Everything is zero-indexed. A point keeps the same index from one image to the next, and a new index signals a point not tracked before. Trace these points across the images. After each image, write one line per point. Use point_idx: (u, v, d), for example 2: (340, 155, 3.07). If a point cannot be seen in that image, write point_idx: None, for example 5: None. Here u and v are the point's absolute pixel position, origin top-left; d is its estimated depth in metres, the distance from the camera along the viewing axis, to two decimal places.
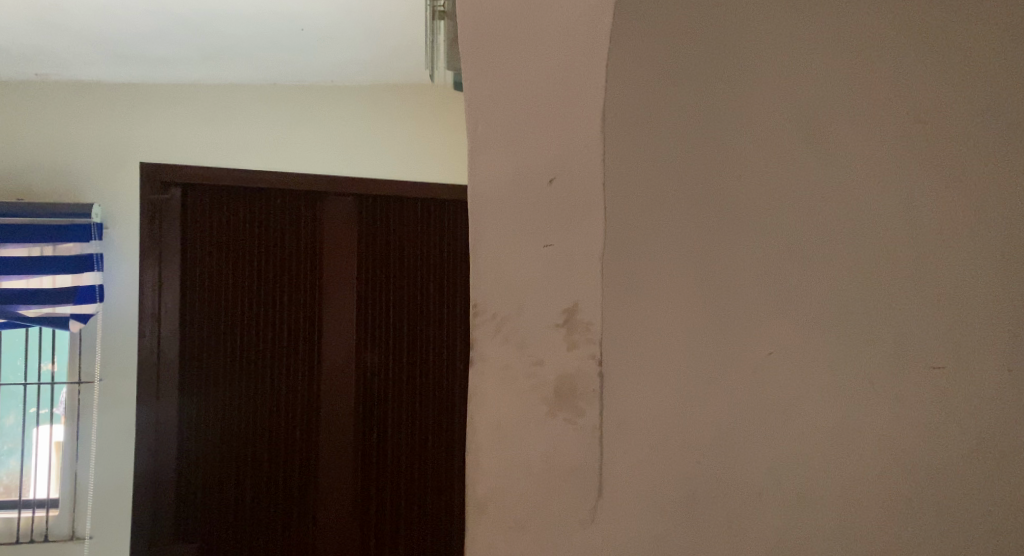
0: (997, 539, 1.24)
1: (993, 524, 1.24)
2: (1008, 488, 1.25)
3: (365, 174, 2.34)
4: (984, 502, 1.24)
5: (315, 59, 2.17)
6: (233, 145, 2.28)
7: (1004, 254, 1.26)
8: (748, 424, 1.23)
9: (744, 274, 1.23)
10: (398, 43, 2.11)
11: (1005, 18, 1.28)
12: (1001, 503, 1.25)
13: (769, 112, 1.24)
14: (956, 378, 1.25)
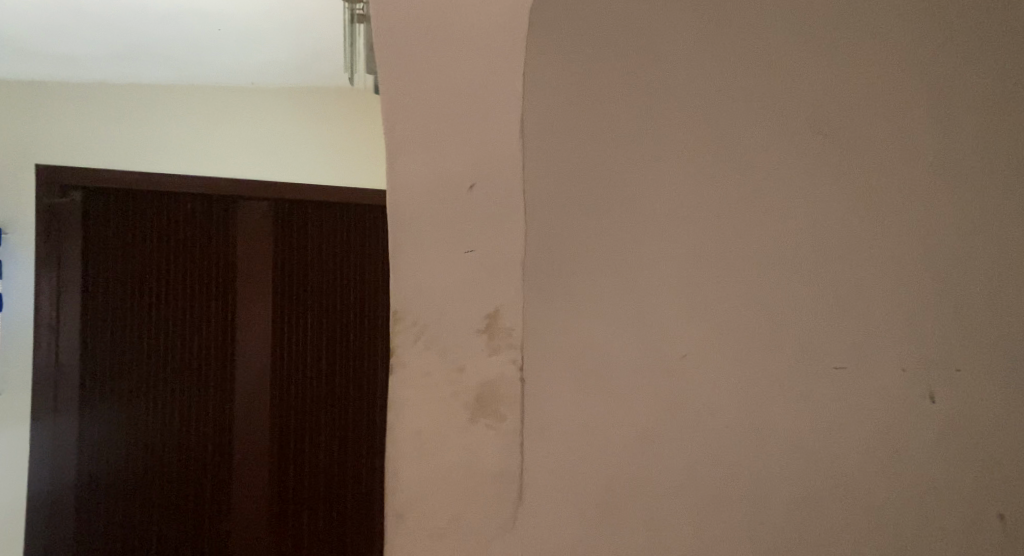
0: (905, 536, 1.27)
1: (901, 523, 1.27)
2: (914, 486, 1.28)
3: (283, 176, 2.28)
4: (892, 500, 1.27)
5: (227, 59, 2.12)
6: (143, 144, 2.20)
7: (910, 259, 1.29)
8: (665, 425, 1.24)
9: (662, 276, 1.25)
10: (318, 45, 2.07)
11: (912, 26, 1.30)
12: (909, 502, 1.28)
13: (686, 116, 1.27)
14: (863, 378, 1.27)
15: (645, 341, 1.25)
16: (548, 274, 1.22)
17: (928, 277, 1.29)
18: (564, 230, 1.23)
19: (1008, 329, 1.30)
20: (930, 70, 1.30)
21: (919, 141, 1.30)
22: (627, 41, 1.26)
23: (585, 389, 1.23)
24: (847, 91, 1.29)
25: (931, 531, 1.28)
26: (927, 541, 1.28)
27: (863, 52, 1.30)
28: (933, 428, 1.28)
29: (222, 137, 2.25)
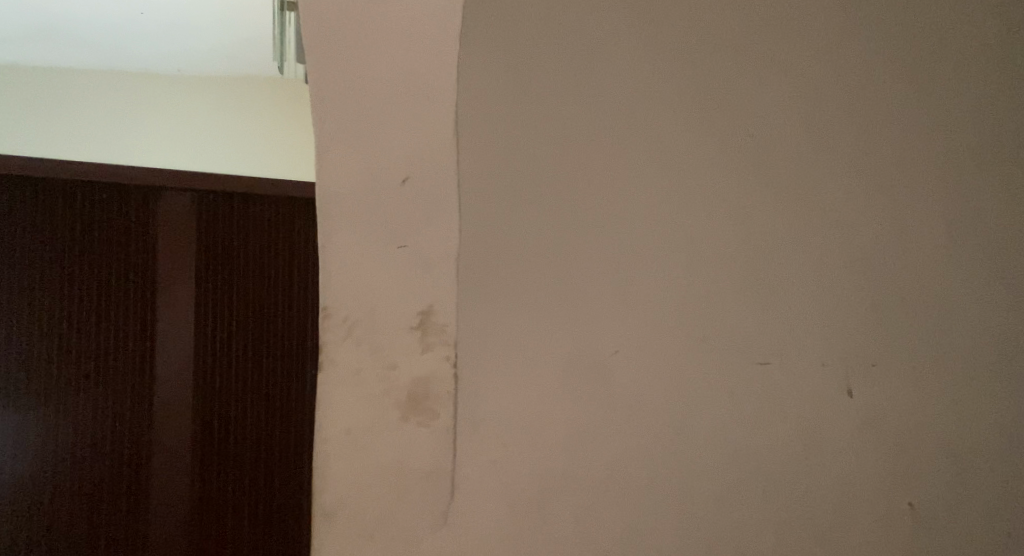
0: (831, 532, 1.29)
1: (824, 519, 1.29)
2: (836, 482, 1.29)
3: (212, 163, 2.21)
4: (816, 497, 1.29)
5: (150, 46, 2.07)
6: (64, 132, 2.15)
7: (839, 258, 1.31)
8: (596, 420, 1.24)
9: (592, 273, 1.25)
10: (248, 34, 2.02)
11: (841, 30, 1.33)
12: (832, 498, 1.29)
13: (619, 111, 1.27)
14: (786, 375, 1.29)
15: (577, 337, 1.25)
16: (481, 271, 1.22)
17: (855, 276, 1.31)
18: (498, 227, 1.23)
19: (931, 326, 1.32)
20: (855, 70, 1.33)
21: (843, 140, 1.33)
22: (564, 34, 1.26)
23: (516, 385, 1.23)
24: (775, 89, 1.31)
25: (853, 527, 1.29)
26: (848, 538, 1.29)
27: (792, 52, 1.32)
28: (854, 424, 1.30)
29: (150, 126, 2.20)
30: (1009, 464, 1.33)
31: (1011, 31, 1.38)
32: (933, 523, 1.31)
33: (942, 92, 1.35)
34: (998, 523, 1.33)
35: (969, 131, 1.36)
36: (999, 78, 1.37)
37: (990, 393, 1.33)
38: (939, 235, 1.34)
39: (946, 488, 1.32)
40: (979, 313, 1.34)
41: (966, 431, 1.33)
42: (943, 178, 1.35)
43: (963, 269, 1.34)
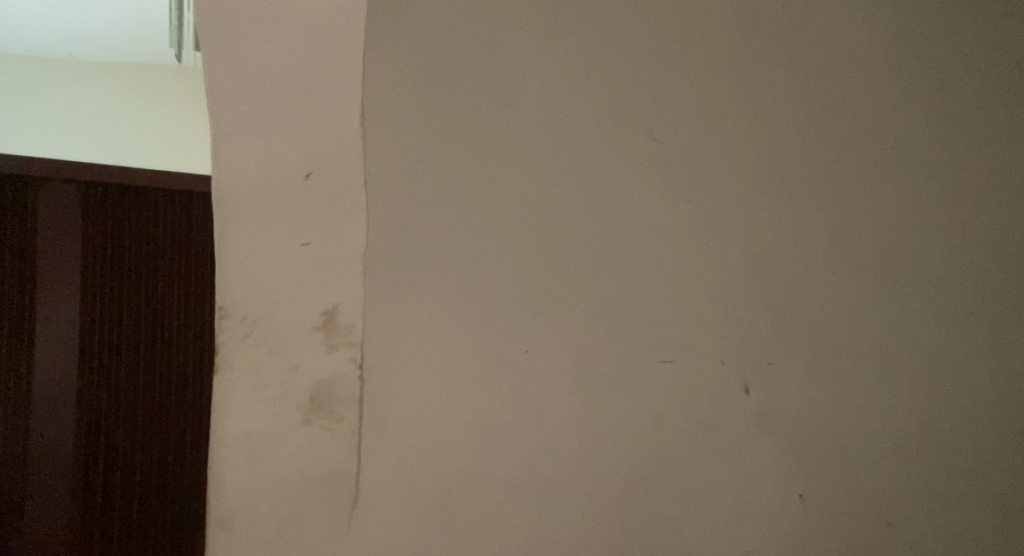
0: (735, 527, 1.30)
1: (727, 514, 1.30)
2: (738, 477, 1.31)
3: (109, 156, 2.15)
4: (719, 491, 1.30)
5: (40, 27, 2.00)
6: None
7: (740, 258, 1.34)
8: (505, 418, 1.24)
9: (499, 271, 1.25)
10: (145, 19, 1.98)
11: (739, 34, 1.37)
12: (734, 493, 1.31)
13: (528, 109, 1.28)
14: (690, 372, 1.30)
15: (484, 335, 1.24)
16: (385, 270, 1.21)
17: (755, 275, 1.34)
18: (404, 225, 1.22)
19: (825, 323, 1.36)
20: (754, 73, 1.37)
21: (742, 141, 1.36)
22: (472, 33, 1.26)
23: (423, 385, 1.21)
24: (679, 89, 1.34)
25: (754, 520, 1.31)
26: (751, 533, 1.31)
27: (695, 53, 1.35)
28: (753, 421, 1.32)
29: (42, 106, 2.13)
30: (901, 456, 1.37)
31: (895, 39, 1.45)
32: (833, 518, 1.34)
33: (835, 96, 1.40)
34: (892, 514, 1.36)
35: (859, 134, 1.41)
36: (886, 83, 1.43)
37: (881, 387, 1.38)
38: (832, 233, 1.38)
39: (844, 482, 1.35)
40: (871, 310, 1.39)
41: (860, 425, 1.36)
42: (836, 179, 1.39)
43: (856, 268, 1.39)
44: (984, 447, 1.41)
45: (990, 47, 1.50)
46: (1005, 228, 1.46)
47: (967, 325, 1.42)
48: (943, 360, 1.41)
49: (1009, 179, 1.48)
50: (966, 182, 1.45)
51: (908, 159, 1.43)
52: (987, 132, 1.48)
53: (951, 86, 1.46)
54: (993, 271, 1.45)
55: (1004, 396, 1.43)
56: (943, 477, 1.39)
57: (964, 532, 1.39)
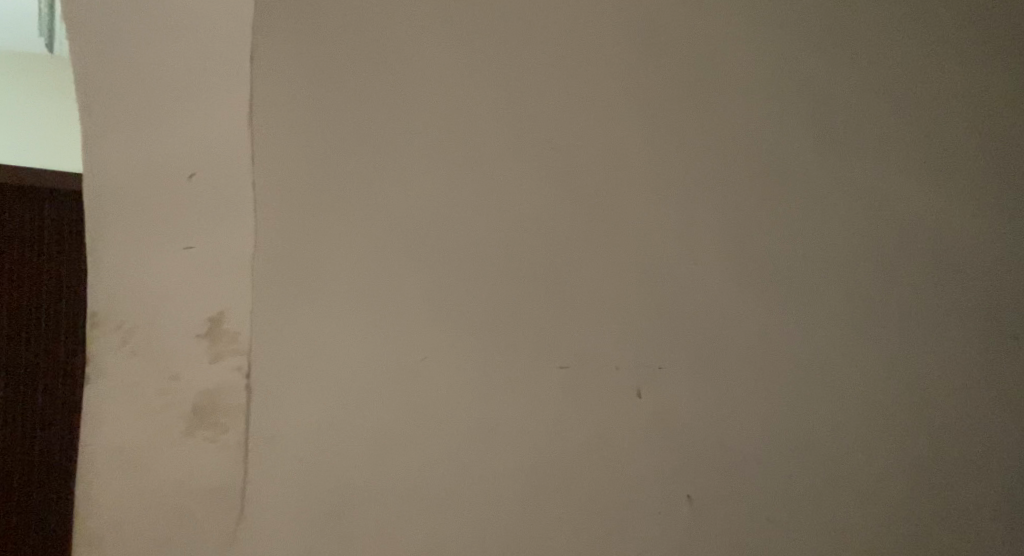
0: (632, 529, 1.29)
1: (622, 518, 1.29)
2: (634, 480, 1.31)
3: None
4: (615, 495, 1.29)
5: None
6: None
7: (634, 263, 1.35)
8: (399, 425, 1.21)
9: (393, 277, 1.22)
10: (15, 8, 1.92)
11: (629, 44, 1.40)
12: (629, 496, 1.30)
13: (423, 113, 1.27)
14: (586, 375, 1.30)
15: (378, 342, 1.21)
16: (274, 276, 1.18)
17: (648, 280, 1.35)
18: (294, 231, 1.19)
19: (716, 328, 1.38)
20: (645, 83, 1.40)
21: (633, 148, 1.37)
22: (365, 36, 1.25)
23: (314, 394, 1.18)
24: (570, 96, 1.35)
25: (650, 523, 1.30)
26: (644, 537, 1.30)
27: (587, 62, 1.37)
28: (646, 424, 1.32)
29: None
30: (790, 457, 1.40)
31: (775, 56, 1.50)
32: (723, 519, 1.34)
33: (720, 109, 1.45)
34: (780, 515, 1.38)
35: (745, 146, 1.45)
36: (768, 96, 1.49)
37: (768, 389, 1.40)
38: (719, 239, 1.41)
39: (734, 483, 1.36)
40: (757, 314, 1.42)
41: (749, 426, 1.38)
42: (722, 187, 1.42)
43: (742, 274, 1.42)
44: (866, 445, 1.46)
45: (861, 64, 1.58)
46: (873, 241, 1.53)
47: (845, 330, 1.48)
48: (825, 365, 1.45)
49: (878, 192, 1.55)
50: (840, 194, 1.52)
51: (788, 171, 1.48)
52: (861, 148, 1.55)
53: (827, 102, 1.53)
54: (866, 280, 1.51)
55: (879, 399, 1.48)
56: (831, 475, 1.42)
57: (852, 529, 1.42)
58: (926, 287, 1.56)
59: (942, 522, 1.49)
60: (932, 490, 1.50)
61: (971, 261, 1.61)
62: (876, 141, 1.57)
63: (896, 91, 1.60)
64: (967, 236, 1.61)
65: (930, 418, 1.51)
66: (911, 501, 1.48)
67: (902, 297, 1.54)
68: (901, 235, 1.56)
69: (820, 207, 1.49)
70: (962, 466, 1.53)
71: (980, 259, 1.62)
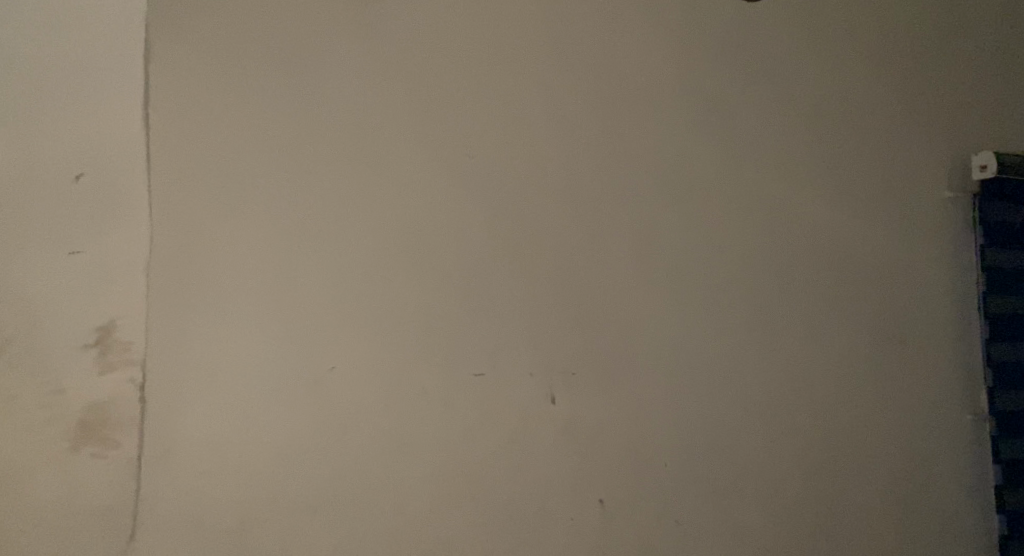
0: (545, 539, 1.27)
1: (532, 527, 1.26)
2: (548, 489, 1.27)
3: None
4: (527, 504, 1.26)
5: None
6: None
7: (552, 269, 1.31)
8: (304, 438, 1.17)
9: (300, 285, 1.18)
10: None
11: (551, 38, 1.34)
12: (541, 505, 1.27)
13: (331, 112, 1.22)
14: (498, 384, 1.26)
15: (282, 354, 1.17)
16: (171, 285, 1.13)
17: (566, 285, 1.31)
18: (194, 238, 1.15)
19: (638, 335, 1.34)
20: (567, 79, 1.34)
21: (552, 148, 1.32)
22: (269, 31, 1.20)
23: (214, 408, 1.14)
24: (488, 93, 1.30)
25: (563, 533, 1.27)
26: (554, 545, 1.27)
27: (508, 57, 1.31)
28: (560, 431, 1.29)
29: None
30: (711, 466, 1.37)
31: (715, 48, 1.43)
32: (637, 526, 1.31)
33: (651, 105, 1.38)
34: (697, 521, 1.35)
35: (675, 146, 1.39)
36: (707, 87, 1.42)
37: (692, 392, 1.36)
38: (645, 239, 1.36)
39: (651, 490, 1.33)
40: (684, 316, 1.37)
41: (669, 432, 1.35)
42: (652, 184, 1.37)
43: (668, 279, 1.37)
44: (792, 454, 1.42)
45: (809, 59, 1.50)
46: (817, 246, 1.47)
47: (777, 338, 1.43)
48: (753, 375, 1.41)
49: (824, 192, 1.48)
50: (783, 188, 1.46)
51: (726, 166, 1.42)
52: (809, 146, 1.48)
53: (774, 98, 1.46)
54: (807, 279, 1.46)
55: (812, 402, 1.44)
56: (751, 483, 1.39)
57: (773, 538, 1.39)
58: (872, 284, 1.51)
59: (874, 527, 1.46)
60: (864, 500, 1.46)
61: (921, 257, 1.55)
62: (825, 130, 1.50)
63: (849, 80, 1.53)
64: (919, 233, 1.56)
65: (865, 419, 1.48)
66: (840, 511, 1.44)
67: (846, 295, 1.48)
68: (849, 230, 1.50)
69: (759, 202, 1.44)
70: (896, 469, 1.49)
71: (929, 254, 1.56)
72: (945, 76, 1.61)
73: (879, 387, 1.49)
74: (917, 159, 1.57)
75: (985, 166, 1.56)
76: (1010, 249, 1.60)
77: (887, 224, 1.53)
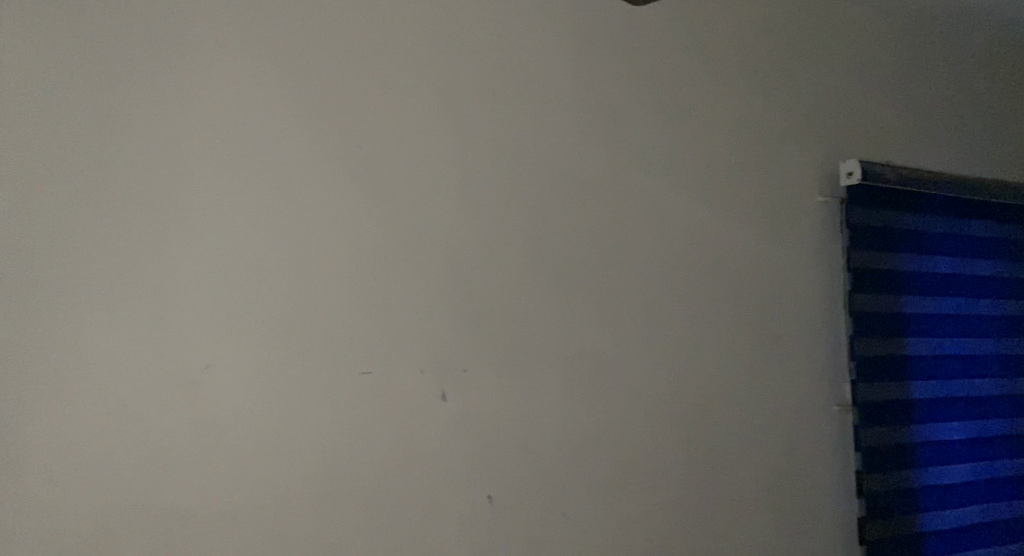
0: (434, 537, 1.23)
1: (422, 525, 1.23)
2: (437, 486, 1.24)
3: None
4: (416, 502, 1.23)
5: None
6: None
7: (444, 264, 1.27)
8: (175, 440, 1.11)
9: (170, 280, 1.13)
10: None
11: (444, 29, 1.31)
12: (427, 504, 1.23)
13: (208, 100, 1.16)
14: (388, 381, 1.22)
15: (153, 352, 1.11)
16: (29, 279, 1.07)
17: (459, 279, 1.28)
18: (55, 229, 1.08)
19: (530, 331, 1.33)
20: (460, 71, 1.31)
21: (446, 141, 1.29)
22: (142, 12, 1.14)
23: (78, 409, 1.08)
24: (378, 83, 1.25)
25: (453, 530, 1.25)
26: (443, 544, 1.24)
27: (401, 44, 1.27)
28: (449, 430, 1.26)
29: None
30: (603, 460, 1.36)
31: (608, 46, 1.43)
32: (526, 524, 1.29)
33: (545, 101, 1.37)
34: (585, 518, 1.34)
35: (568, 142, 1.38)
36: (600, 83, 1.42)
37: (582, 389, 1.36)
38: (538, 235, 1.34)
39: (539, 488, 1.31)
40: (576, 313, 1.36)
41: (561, 428, 1.33)
42: (544, 178, 1.36)
43: (561, 275, 1.36)
44: (681, 448, 1.43)
45: (698, 59, 1.51)
46: (704, 244, 1.49)
47: (667, 335, 1.44)
48: (643, 371, 1.41)
49: (711, 191, 1.51)
50: (671, 187, 1.47)
51: (618, 163, 1.42)
52: (697, 145, 1.50)
53: (664, 98, 1.47)
54: (694, 276, 1.47)
55: (697, 399, 1.45)
56: (642, 477, 1.39)
57: (662, 531, 1.40)
58: (755, 283, 1.54)
59: (757, 518, 1.49)
60: (747, 491, 1.49)
61: (798, 256, 1.60)
62: (713, 130, 1.52)
63: (736, 83, 1.55)
64: (798, 233, 1.60)
65: (749, 413, 1.50)
66: (725, 502, 1.46)
67: (730, 293, 1.51)
68: (733, 230, 1.52)
69: (648, 199, 1.44)
70: (775, 463, 1.52)
71: (805, 253, 1.61)
72: (823, 84, 1.66)
73: (759, 384, 1.52)
74: (797, 162, 1.61)
75: (852, 173, 1.63)
76: (878, 250, 1.65)
77: (767, 223, 1.56)
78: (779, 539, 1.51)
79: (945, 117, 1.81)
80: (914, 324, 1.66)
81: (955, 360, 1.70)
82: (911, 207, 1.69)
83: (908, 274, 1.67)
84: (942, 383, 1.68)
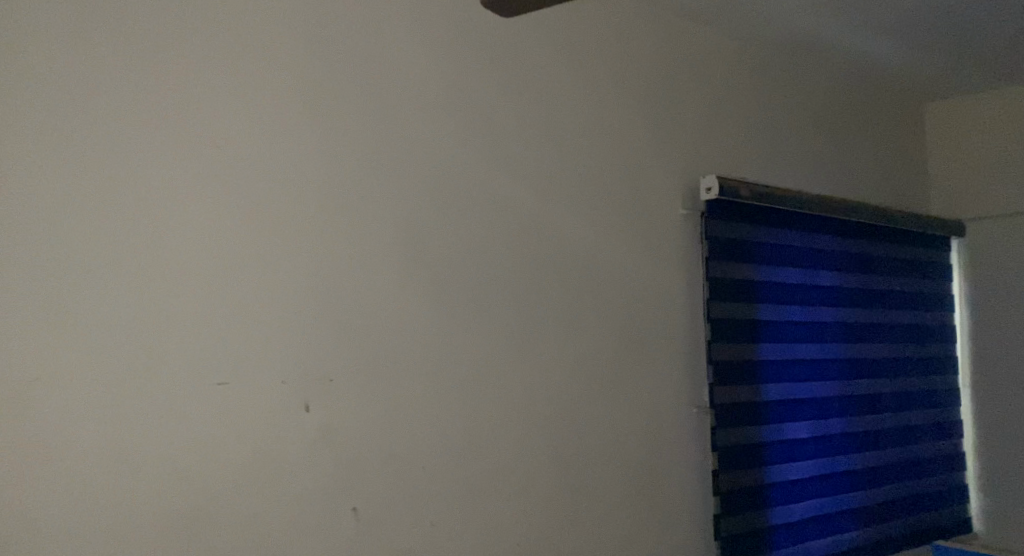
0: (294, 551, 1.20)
1: (281, 537, 1.20)
2: (297, 499, 1.21)
3: None
4: (275, 516, 1.20)
5: None
6: None
7: (306, 272, 1.25)
8: (10, 455, 1.04)
9: (8, 284, 1.06)
10: None
11: (310, 36, 1.28)
12: (287, 516, 1.20)
13: (54, 96, 1.09)
14: (245, 392, 1.19)
15: None
16: None
17: (321, 288, 1.26)
18: None
19: (394, 341, 1.32)
20: (326, 79, 1.29)
21: (310, 148, 1.27)
22: None
23: None
24: (240, 88, 1.22)
25: (313, 543, 1.22)
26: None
27: (265, 46, 1.24)
28: (312, 441, 1.23)
29: None
30: (467, 470, 1.36)
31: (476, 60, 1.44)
32: (388, 534, 1.28)
33: (412, 111, 1.36)
34: (448, 527, 1.34)
35: (434, 153, 1.38)
36: (469, 92, 1.42)
37: (448, 397, 1.36)
38: (404, 245, 1.34)
39: (402, 498, 1.30)
40: (441, 323, 1.36)
41: (425, 439, 1.33)
42: (412, 187, 1.35)
43: (426, 285, 1.35)
44: (544, 456, 1.45)
45: (564, 76, 1.54)
46: (568, 257, 1.52)
47: (530, 346, 1.45)
48: (507, 381, 1.42)
49: (575, 205, 1.53)
50: (536, 200, 1.48)
51: (484, 175, 1.43)
52: (563, 160, 1.52)
53: (531, 113, 1.49)
54: (559, 285, 1.50)
55: (559, 409, 1.48)
56: (506, 485, 1.40)
57: (525, 538, 1.41)
58: (616, 295, 1.57)
59: (617, 524, 1.53)
60: (607, 498, 1.52)
61: (659, 267, 1.65)
62: (579, 141, 1.55)
63: (601, 100, 1.59)
64: (658, 246, 1.65)
65: (609, 422, 1.54)
66: (587, 508, 1.49)
67: (595, 301, 1.54)
68: (596, 243, 1.55)
69: (516, 210, 1.46)
70: (636, 468, 1.57)
71: (665, 266, 1.66)
72: (682, 105, 1.72)
73: (620, 393, 1.56)
74: (658, 178, 1.66)
75: (710, 189, 1.69)
76: (732, 263, 1.72)
77: (630, 237, 1.61)
78: (640, 539, 1.56)
79: (793, 135, 1.92)
80: (763, 334, 1.74)
81: (799, 364, 1.80)
82: (762, 222, 1.78)
83: (758, 286, 1.75)
84: (788, 386, 1.77)
